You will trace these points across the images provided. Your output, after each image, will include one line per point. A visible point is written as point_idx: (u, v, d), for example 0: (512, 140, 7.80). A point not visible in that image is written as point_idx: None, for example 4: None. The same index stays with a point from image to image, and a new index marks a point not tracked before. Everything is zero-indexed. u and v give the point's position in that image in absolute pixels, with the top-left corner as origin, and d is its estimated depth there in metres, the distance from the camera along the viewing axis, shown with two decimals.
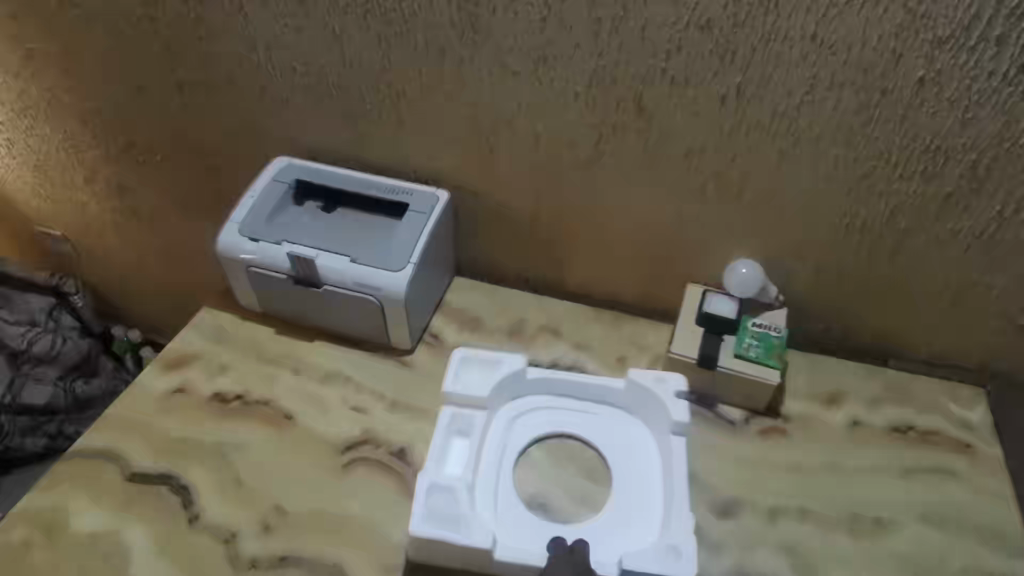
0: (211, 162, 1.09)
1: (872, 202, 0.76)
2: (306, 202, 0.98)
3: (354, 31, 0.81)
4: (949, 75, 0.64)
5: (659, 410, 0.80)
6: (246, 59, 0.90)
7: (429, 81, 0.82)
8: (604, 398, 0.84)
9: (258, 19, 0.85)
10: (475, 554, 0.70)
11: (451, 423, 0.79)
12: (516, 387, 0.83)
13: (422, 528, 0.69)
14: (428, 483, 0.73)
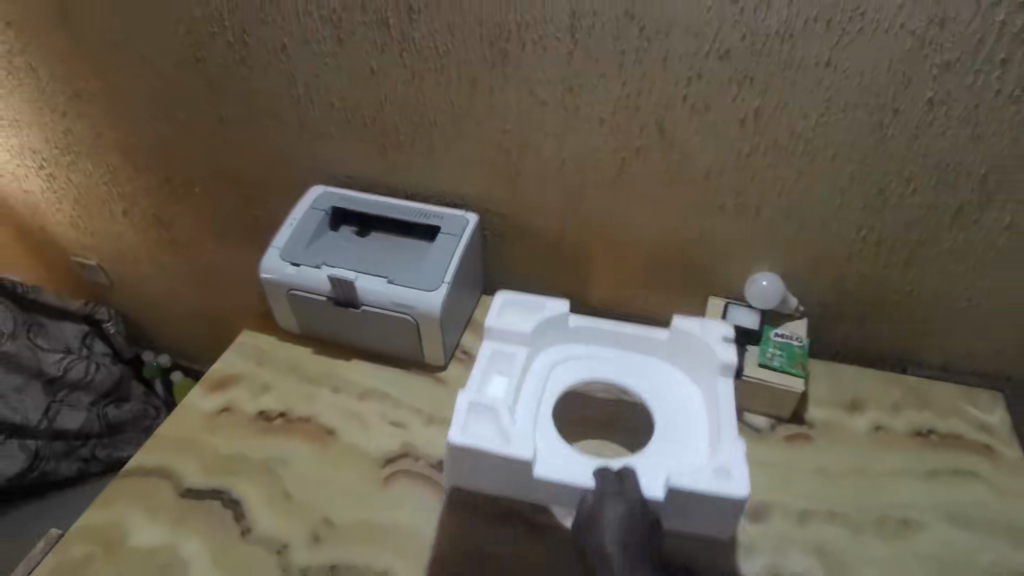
0: (249, 192, 1.15)
1: (887, 214, 0.80)
2: (341, 227, 1.02)
3: (390, 68, 0.87)
4: (958, 95, 0.68)
5: (706, 354, 0.81)
6: (285, 94, 0.96)
7: (461, 111, 0.88)
8: (645, 345, 0.86)
9: (299, 58, 0.91)
10: (520, 475, 0.73)
11: (492, 359, 0.81)
12: (555, 332, 0.87)
13: (463, 438, 0.71)
14: (470, 403, 0.74)
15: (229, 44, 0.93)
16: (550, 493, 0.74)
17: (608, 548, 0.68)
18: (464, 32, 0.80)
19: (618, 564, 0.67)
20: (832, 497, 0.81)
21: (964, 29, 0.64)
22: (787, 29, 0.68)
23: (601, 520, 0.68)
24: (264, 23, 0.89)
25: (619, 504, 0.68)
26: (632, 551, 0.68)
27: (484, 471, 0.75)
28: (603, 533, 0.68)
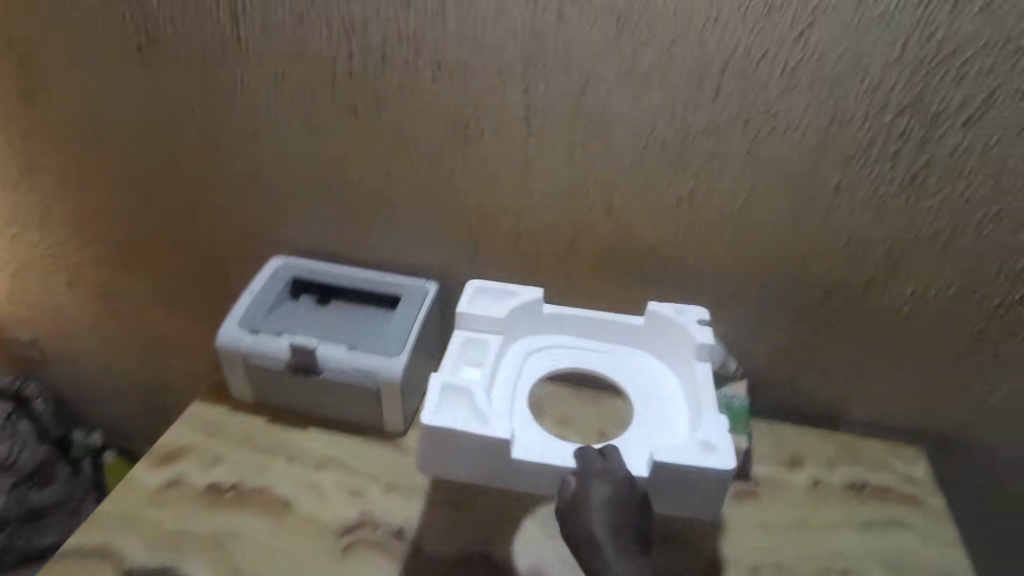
0: (205, 266, 1.09)
1: (806, 285, 0.86)
2: (302, 296, 1.02)
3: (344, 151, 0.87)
4: (857, 185, 0.75)
5: (681, 337, 0.85)
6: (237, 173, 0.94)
7: (418, 186, 0.89)
8: (620, 335, 0.90)
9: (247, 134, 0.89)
10: (498, 461, 0.72)
11: (466, 348, 0.82)
12: (529, 323, 0.89)
13: (436, 420, 0.71)
14: (444, 386, 0.74)
15: (187, 119, 0.90)
16: (530, 484, 0.73)
17: (597, 530, 0.65)
18: (416, 118, 0.81)
19: (610, 548, 0.64)
20: (779, 549, 0.85)
21: (860, 128, 0.71)
22: (711, 127, 0.74)
23: (587, 501, 0.66)
24: (225, 101, 0.86)
25: (606, 483, 0.67)
26: (622, 532, 0.65)
27: (460, 461, 0.74)
28: (591, 514, 0.65)
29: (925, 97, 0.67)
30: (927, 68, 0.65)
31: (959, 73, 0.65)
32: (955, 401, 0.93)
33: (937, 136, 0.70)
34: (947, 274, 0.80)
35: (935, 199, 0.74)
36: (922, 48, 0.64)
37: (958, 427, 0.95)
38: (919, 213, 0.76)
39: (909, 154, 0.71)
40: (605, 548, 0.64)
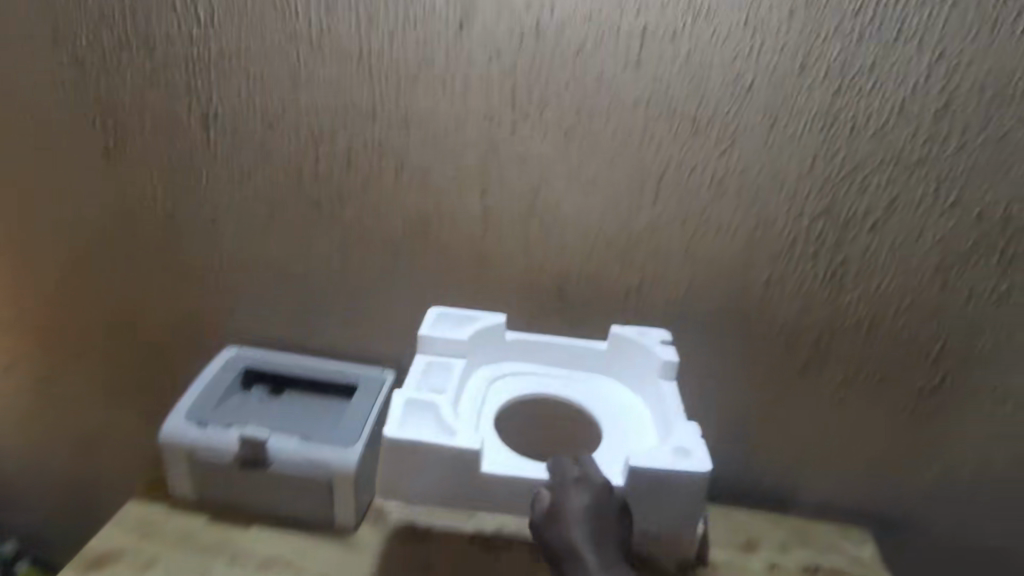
0: (143, 382, 0.96)
1: (753, 376, 0.83)
2: (253, 386, 0.90)
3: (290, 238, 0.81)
4: (784, 279, 0.77)
5: (645, 360, 0.76)
6: (171, 262, 0.85)
7: (369, 279, 0.83)
8: (585, 361, 0.80)
9: (184, 222, 0.82)
10: (467, 476, 0.66)
11: (426, 370, 0.73)
12: (490, 349, 0.79)
13: (400, 434, 0.65)
14: (408, 403, 0.68)
15: (144, 224, 0.83)
16: (500, 502, 0.67)
17: (577, 539, 0.59)
18: (375, 205, 0.77)
19: (592, 557, 0.58)
20: None
21: (784, 228, 0.74)
22: (652, 227, 0.75)
23: (565, 513, 0.60)
24: (186, 203, 0.80)
25: (583, 490, 0.61)
26: (606, 542, 0.59)
27: (425, 477, 0.67)
28: (570, 527, 0.59)
29: (834, 206, 0.72)
30: (834, 181, 0.70)
31: (862, 184, 0.70)
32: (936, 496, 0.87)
33: (850, 239, 0.73)
34: (878, 364, 0.81)
35: (854, 295, 0.77)
36: (829, 164, 0.69)
37: (948, 518, 0.89)
38: (846, 307, 0.77)
39: (825, 255, 0.75)
40: (587, 557, 0.58)
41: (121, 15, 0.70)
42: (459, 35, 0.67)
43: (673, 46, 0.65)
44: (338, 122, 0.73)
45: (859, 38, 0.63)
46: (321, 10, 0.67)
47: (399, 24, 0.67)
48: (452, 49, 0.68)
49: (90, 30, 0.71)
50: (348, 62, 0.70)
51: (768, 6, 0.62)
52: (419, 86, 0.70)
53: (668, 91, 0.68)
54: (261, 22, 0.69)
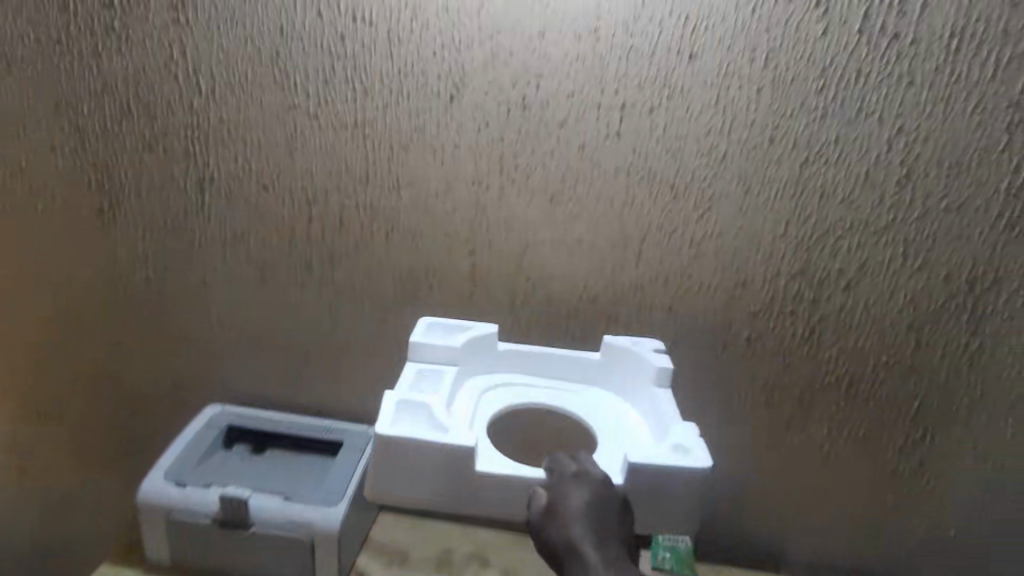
0: (125, 443, 0.94)
1: (740, 432, 0.84)
2: (235, 446, 0.87)
3: (281, 296, 0.82)
4: (765, 336, 0.78)
5: (638, 368, 0.72)
6: (160, 319, 0.85)
7: (359, 336, 0.83)
8: (576, 373, 0.76)
9: (176, 281, 0.82)
10: (460, 477, 0.59)
11: (418, 375, 0.68)
12: (481, 360, 0.75)
13: (390, 431, 0.59)
14: (400, 402, 0.62)
15: (137, 284, 0.83)
16: (495, 506, 0.60)
17: (576, 533, 0.52)
18: (367, 264, 0.79)
19: (594, 553, 0.51)
20: None
21: (761, 288, 0.76)
22: (638, 285, 0.77)
23: (564, 509, 0.53)
24: (180, 264, 0.81)
25: (582, 485, 0.55)
26: (608, 538, 0.52)
27: (414, 478, 0.60)
28: (570, 523, 0.52)
29: (809, 266, 0.74)
30: (808, 244, 0.72)
31: (834, 246, 0.72)
32: (928, 553, 0.87)
33: (825, 297, 0.75)
34: (859, 419, 0.81)
35: (832, 352, 0.78)
36: (801, 228, 0.72)
37: None
38: (826, 364, 0.79)
39: (803, 313, 0.76)
40: (588, 552, 0.51)
41: (122, 84, 0.72)
42: (450, 106, 0.69)
43: (651, 120, 0.68)
44: (332, 186, 0.75)
45: (823, 115, 0.66)
46: (319, 83, 0.70)
47: (393, 98, 0.70)
48: (443, 120, 0.70)
49: (91, 97, 0.73)
50: (341, 130, 0.72)
51: (737, 87, 0.65)
52: (410, 153, 0.72)
53: (648, 160, 0.70)
54: (260, 93, 0.71)
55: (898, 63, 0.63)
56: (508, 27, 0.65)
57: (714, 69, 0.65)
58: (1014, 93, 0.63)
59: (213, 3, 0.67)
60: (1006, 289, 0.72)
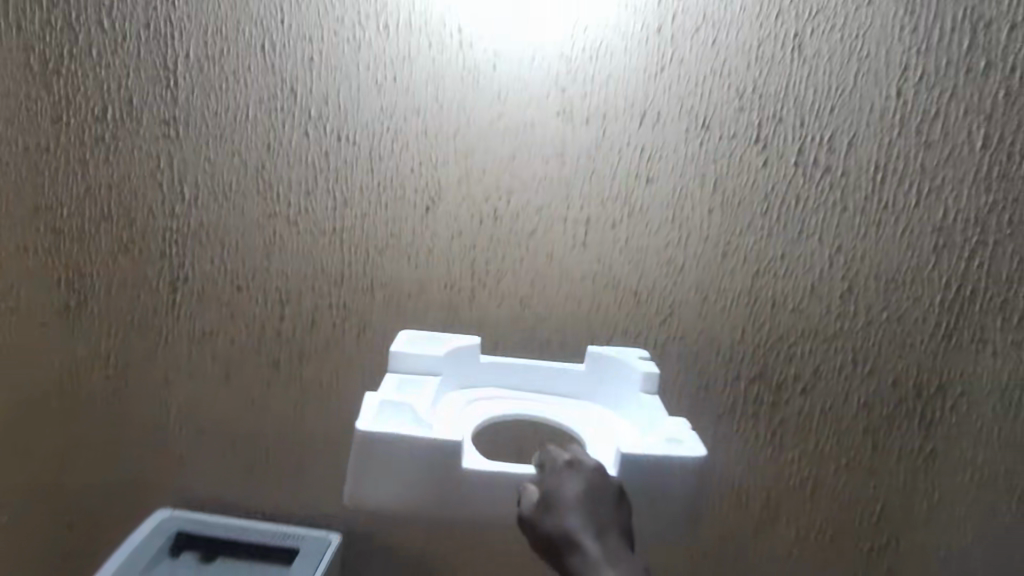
0: (56, 558, 0.86)
1: (713, 540, 0.80)
2: (182, 554, 0.80)
3: (243, 393, 0.80)
4: (729, 438, 0.78)
5: (626, 377, 0.67)
6: (114, 418, 0.82)
7: (321, 438, 0.81)
8: (563, 386, 0.70)
9: (137, 379, 0.80)
10: (446, 475, 0.54)
11: (399, 383, 0.63)
12: (464, 372, 0.69)
13: (373, 431, 0.53)
14: (382, 403, 0.57)
15: (95, 382, 0.80)
16: (485, 510, 0.55)
17: (574, 526, 0.45)
18: (335, 362, 0.79)
19: (594, 547, 0.44)
20: None
21: (722, 390, 0.76)
22: None
23: (558, 502, 0.47)
24: (142, 361, 0.80)
25: (577, 473, 0.48)
26: (609, 531, 0.46)
27: (396, 479, 0.54)
28: (568, 516, 0.46)
29: (767, 369, 0.75)
30: (763, 349, 0.75)
31: (788, 352, 0.74)
32: None
33: (784, 400, 0.76)
34: (828, 525, 0.79)
35: (795, 456, 0.78)
36: (756, 335, 0.74)
37: None
38: (792, 468, 0.78)
39: (764, 415, 0.77)
40: (588, 547, 0.44)
41: (105, 189, 0.74)
42: (425, 216, 0.73)
43: (613, 233, 0.72)
44: (306, 287, 0.76)
45: (769, 234, 0.71)
46: (301, 194, 0.73)
47: (371, 208, 0.73)
48: (418, 228, 0.74)
49: (72, 200, 0.74)
50: (320, 237, 0.75)
51: (691, 207, 0.70)
52: (385, 259, 0.75)
53: (612, 268, 0.74)
54: (242, 201, 0.74)
55: (833, 191, 0.69)
56: (481, 150, 0.71)
57: (670, 191, 0.70)
58: (937, 219, 0.68)
59: (205, 120, 0.71)
60: (951, 396, 0.73)
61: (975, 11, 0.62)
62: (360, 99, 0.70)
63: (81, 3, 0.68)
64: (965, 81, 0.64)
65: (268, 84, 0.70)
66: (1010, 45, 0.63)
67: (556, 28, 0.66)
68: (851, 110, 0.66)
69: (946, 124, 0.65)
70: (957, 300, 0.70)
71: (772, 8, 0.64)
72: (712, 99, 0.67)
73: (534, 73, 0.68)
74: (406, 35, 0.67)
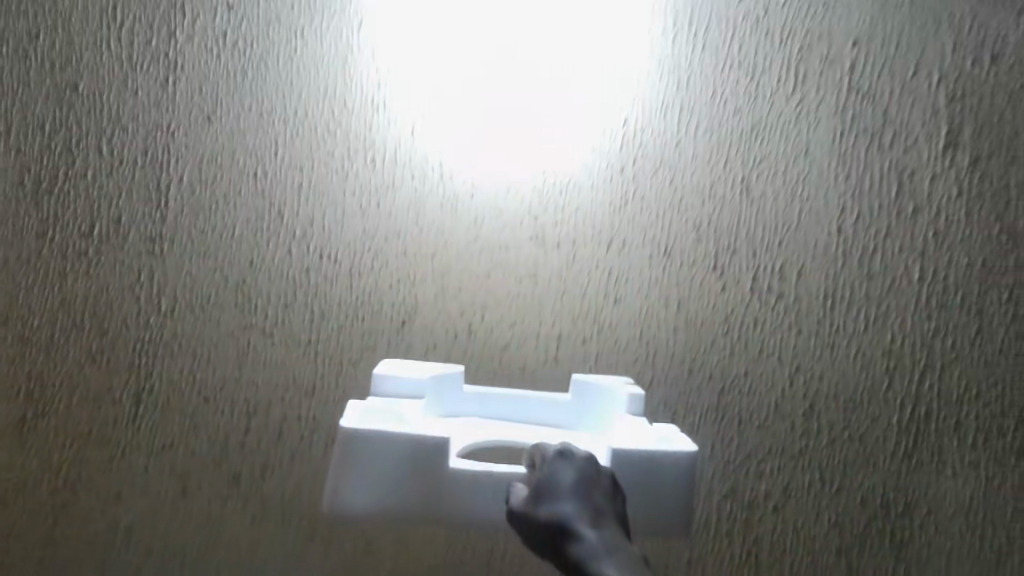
0: None
1: None
2: None
3: (198, 509, 0.76)
4: (704, 559, 0.75)
5: (610, 401, 0.63)
6: (52, 539, 0.76)
7: (277, 559, 0.76)
8: (546, 419, 0.65)
9: (84, 494, 0.76)
10: (430, 474, 0.50)
11: (378, 402, 0.57)
12: (443, 402, 0.64)
13: (355, 427, 0.50)
14: (365, 408, 0.54)
15: (40, 501, 0.76)
16: (472, 514, 0.50)
17: (570, 516, 0.43)
18: (300, 475, 0.76)
19: (593, 535, 0.43)
20: None
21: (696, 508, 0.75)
22: None
23: (552, 493, 0.45)
24: (93, 475, 0.76)
25: (570, 464, 0.46)
26: (605, 520, 0.44)
27: (375, 482, 0.50)
28: (564, 506, 0.44)
29: (738, 486, 0.74)
30: (733, 465, 0.74)
31: (758, 468, 0.74)
32: None
33: (758, 518, 0.75)
34: None
35: None
36: (726, 450, 0.75)
37: None
38: None
39: (738, 535, 0.75)
40: (587, 536, 0.43)
41: (80, 300, 0.74)
42: (401, 329, 0.75)
43: (584, 349, 0.74)
44: (275, 397, 0.75)
45: (732, 353, 0.74)
46: (279, 307, 0.74)
47: (348, 321, 0.75)
48: (394, 341, 0.75)
49: (45, 311, 0.74)
50: (294, 349, 0.75)
51: (657, 327, 0.74)
52: (359, 370, 0.75)
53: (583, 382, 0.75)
54: (219, 313, 0.74)
55: (789, 314, 0.73)
56: (458, 269, 0.74)
57: (638, 311, 0.74)
58: (887, 342, 0.72)
59: (190, 237, 0.74)
60: (918, 516, 0.74)
61: (898, 163, 0.70)
62: (344, 220, 0.73)
63: (83, 131, 0.72)
64: (897, 222, 0.71)
65: (257, 207, 0.73)
66: (932, 192, 0.71)
67: (557, 82, 0.71)
68: (798, 243, 0.72)
69: (884, 258, 0.72)
70: (913, 420, 0.73)
71: (721, 156, 0.71)
72: (673, 230, 0.72)
73: (508, 203, 0.73)
74: (391, 168, 0.72)
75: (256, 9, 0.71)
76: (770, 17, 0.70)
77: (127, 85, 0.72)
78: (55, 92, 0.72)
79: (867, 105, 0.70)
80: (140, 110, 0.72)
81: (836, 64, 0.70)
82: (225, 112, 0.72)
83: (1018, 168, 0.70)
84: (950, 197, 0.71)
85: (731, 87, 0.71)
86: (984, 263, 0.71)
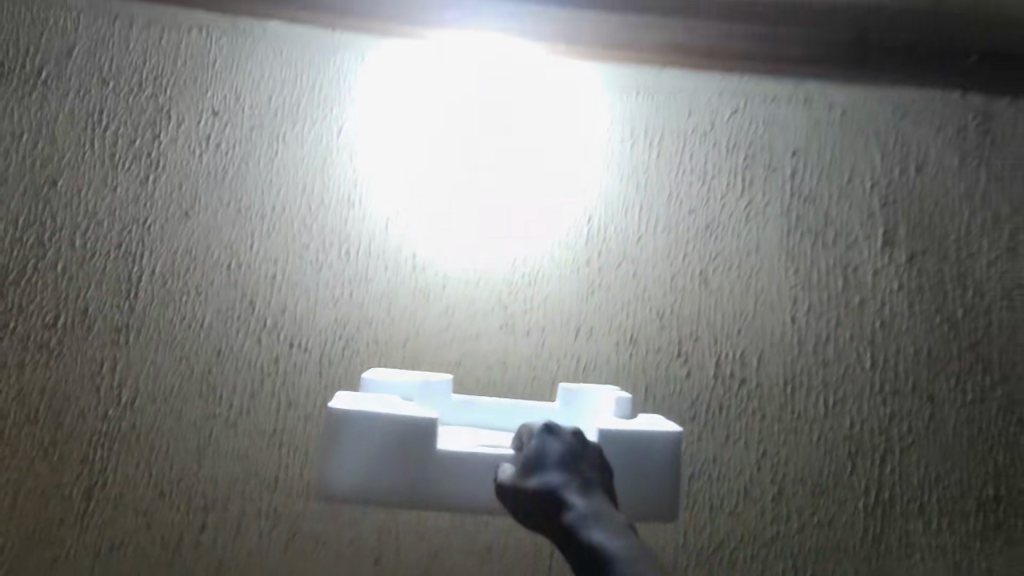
0: None
1: None
2: None
3: None
4: None
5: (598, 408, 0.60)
6: None
7: None
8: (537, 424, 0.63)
9: None
10: (419, 453, 0.52)
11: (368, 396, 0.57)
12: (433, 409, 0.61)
13: (346, 411, 0.52)
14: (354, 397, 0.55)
15: None
16: (460, 495, 0.52)
17: (559, 485, 0.48)
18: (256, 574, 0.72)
19: (582, 502, 0.48)
20: None
21: None
22: None
23: (544, 465, 0.49)
24: None
25: (556, 440, 0.51)
26: (592, 490, 0.49)
27: (364, 462, 0.51)
28: (555, 478, 0.49)
29: None
30: (706, 556, 0.73)
31: (732, 557, 0.73)
32: None
33: None
34: None
35: None
36: (700, 538, 0.73)
37: None
38: None
39: None
40: (577, 504, 0.47)
41: (36, 393, 0.72)
42: None
43: None
44: (235, 490, 0.73)
45: (699, 439, 0.74)
46: (246, 396, 0.73)
47: (316, 411, 0.74)
48: None
49: None
50: (258, 439, 0.73)
51: None
52: None
53: None
54: (182, 404, 0.73)
55: (752, 399, 0.75)
56: (429, 355, 0.74)
57: None
58: (847, 427, 0.75)
59: (157, 327, 0.73)
60: None
61: (843, 260, 0.76)
62: (315, 309, 0.74)
63: (56, 225, 0.73)
64: (845, 313, 0.75)
65: (229, 297, 0.74)
66: (876, 285, 0.76)
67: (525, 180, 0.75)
68: (756, 333, 0.75)
69: (838, 346, 0.75)
70: (878, 504, 0.74)
71: (680, 251, 0.75)
72: (638, 319, 0.75)
73: (478, 291, 0.75)
74: (365, 259, 0.74)
75: (239, 114, 0.75)
76: (716, 130, 0.76)
77: (106, 183, 0.74)
78: (32, 188, 0.73)
79: (809, 208, 0.76)
80: (117, 205, 0.74)
81: (779, 170, 0.76)
82: (203, 207, 0.74)
83: (950, 265, 0.76)
84: (893, 290, 0.76)
85: (686, 189, 0.76)
86: (930, 351, 0.75)
